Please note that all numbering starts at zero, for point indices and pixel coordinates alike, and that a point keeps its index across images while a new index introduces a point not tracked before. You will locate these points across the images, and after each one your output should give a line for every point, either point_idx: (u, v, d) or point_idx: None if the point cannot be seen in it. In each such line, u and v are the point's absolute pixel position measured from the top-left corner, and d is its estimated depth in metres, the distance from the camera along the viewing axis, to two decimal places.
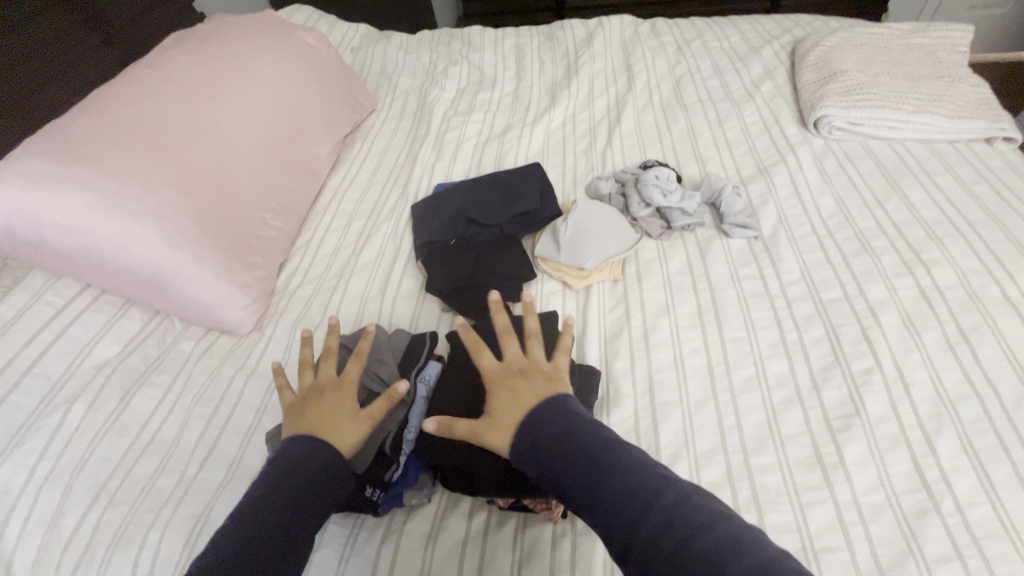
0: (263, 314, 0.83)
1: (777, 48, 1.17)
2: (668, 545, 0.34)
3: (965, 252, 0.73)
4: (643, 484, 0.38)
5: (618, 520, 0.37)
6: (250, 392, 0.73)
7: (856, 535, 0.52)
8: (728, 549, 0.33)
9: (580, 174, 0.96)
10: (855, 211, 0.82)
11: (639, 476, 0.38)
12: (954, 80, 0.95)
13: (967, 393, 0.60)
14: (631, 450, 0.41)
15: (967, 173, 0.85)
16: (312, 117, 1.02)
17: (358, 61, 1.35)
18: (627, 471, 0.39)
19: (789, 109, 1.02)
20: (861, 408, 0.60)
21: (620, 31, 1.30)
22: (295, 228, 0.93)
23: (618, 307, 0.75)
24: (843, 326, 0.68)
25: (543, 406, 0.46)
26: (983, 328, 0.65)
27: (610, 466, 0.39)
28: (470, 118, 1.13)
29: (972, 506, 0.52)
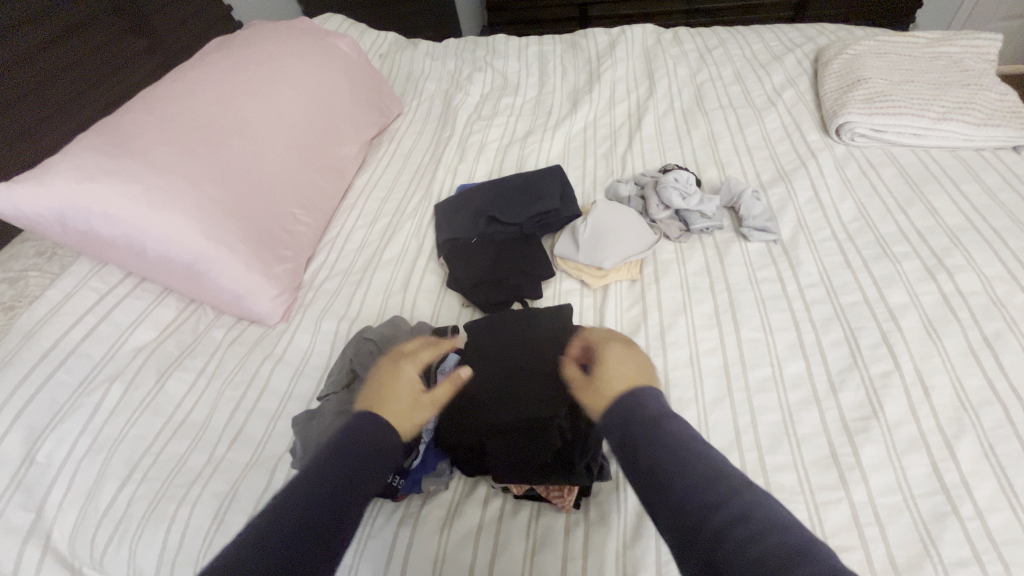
0: (291, 306, 0.86)
1: (800, 56, 1.18)
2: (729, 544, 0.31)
3: (990, 259, 0.73)
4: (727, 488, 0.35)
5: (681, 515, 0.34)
6: (277, 379, 0.76)
7: (871, 535, 0.52)
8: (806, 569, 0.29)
9: (600, 176, 0.98)
10: (877, 216, 0.82)
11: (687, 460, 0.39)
12: (981, 89, 0.94)
13: (989, 400, 0.60)
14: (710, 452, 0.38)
15: (993, 180, 0.84)
16: (341, 119, 1.05)
17: (386, 68, 1.40)
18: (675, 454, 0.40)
19: (810, 116, 1.02)
20: (878, 410, 0.60)
21: (642, 39, 1.32)
22: (322, 224, 0.97)
23: (635, 306, 0.76)
24: (862, 330, 0.68)
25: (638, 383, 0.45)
26: (1007, 335, 0.64)
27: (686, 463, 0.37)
28: (493, 123, 1.16)
29: (993, 512, 0.52)
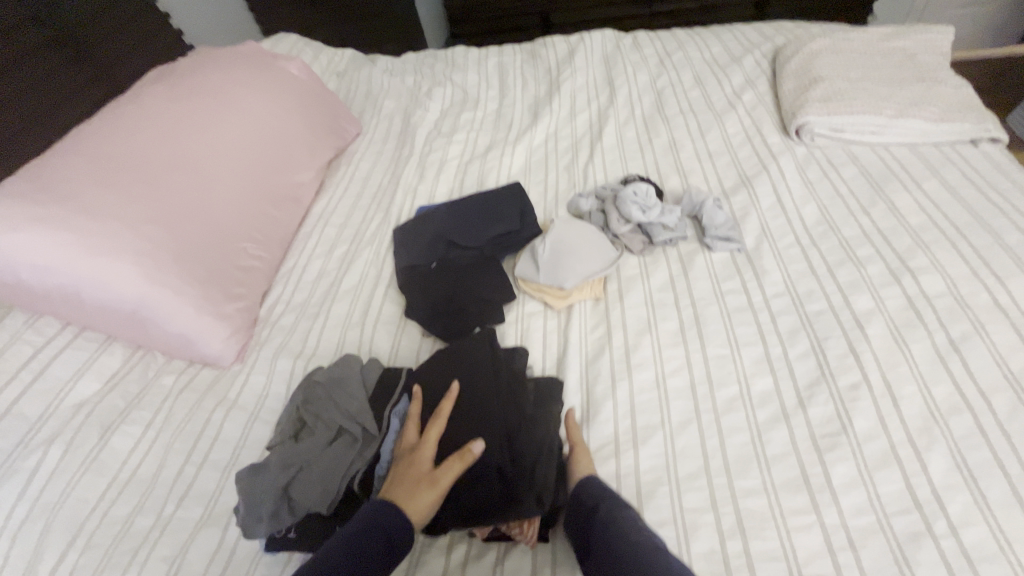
0: (245, 345, 0.82)
1: (758, 56, 1.17)
2: None
3: (953, 258, 0.72)
4: None
5: None
6: (230, 427, 0.72)
7: (845, 561, 0.50)
8: None
9: (562, 190, 0.95)
10: (840, 218, 0.80)
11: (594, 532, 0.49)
12: (936, 83, 0.94)
13: (958, 407, 0.58)
14: None
15: (953, 176, 0.84)
16: (293, 145, 1.02)
17: (343, 86, 1.36)
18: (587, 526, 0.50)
19: (771, 117, 1.01)
20: (848, 425, 0.58)
21: (601, 46, 1.30)
22: (278, 256, 0.93)
23: (600, 326, 0.73)
24: (829, 340, 0.66)
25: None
26: (973, 337, 0.63)
27: None
28: (453, 139, 1.13)
29: (967, 528, 0.50)
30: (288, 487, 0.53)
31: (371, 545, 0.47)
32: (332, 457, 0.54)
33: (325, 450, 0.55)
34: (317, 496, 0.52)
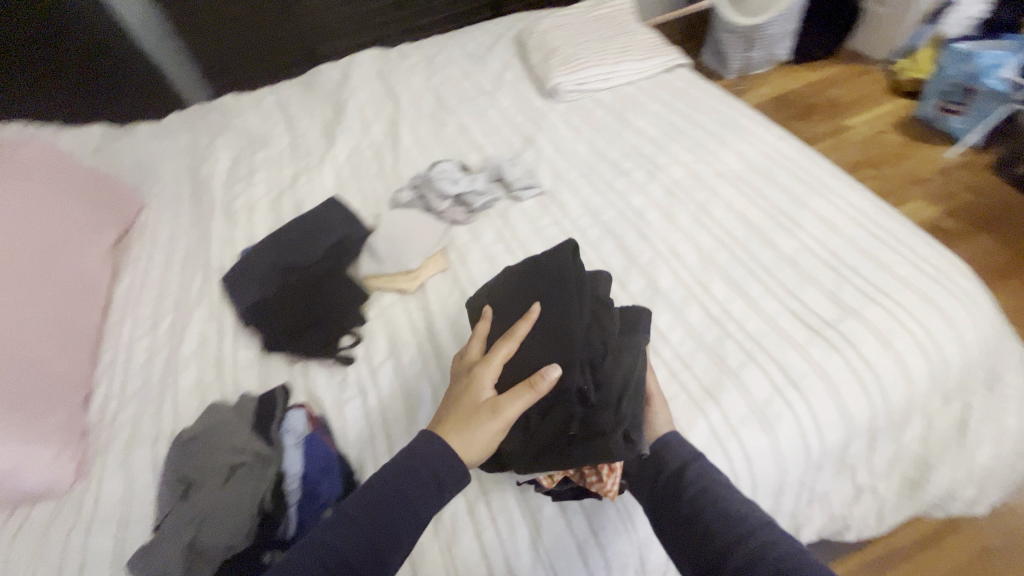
0: (85, 456, 0.71)
1: (506, 43, 1.36)
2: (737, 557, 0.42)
3: (684, 151, 0.95)
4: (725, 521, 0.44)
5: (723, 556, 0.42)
6: (98, 543, 0.62)
7: (685, 377, 0.65)
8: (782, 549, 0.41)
9: (380, 193, 1.01)
10: (606, 147, 1.00)
11: (686, 487, 0.48)
12: (633, 34, 1.21)
13: (718, 247, 0.79)
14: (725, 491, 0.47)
15: (667, 96, 1.10)
16: (64, 230, 0.89)
17: (102, 162, 1.22)
18: (677, 483, 0.49)
19: (532, 87, 1.20)
20: (657, 287, 0.75)
21: (371, 63, 1.38)
22: (88, 352, 0.82)
23: (454, 290, 0.81)
24: (626, 235, 0.83)
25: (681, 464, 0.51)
26: (712, 198, 0.86)
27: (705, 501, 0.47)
28: (255, 180, 1.10)
29: (746, 321, 0.69)
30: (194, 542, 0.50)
31: (397, 495, 0.47)
32: (234, 491, 0.53)
33: (219, 478, 0.51)
34: (227, 534, 0.50)
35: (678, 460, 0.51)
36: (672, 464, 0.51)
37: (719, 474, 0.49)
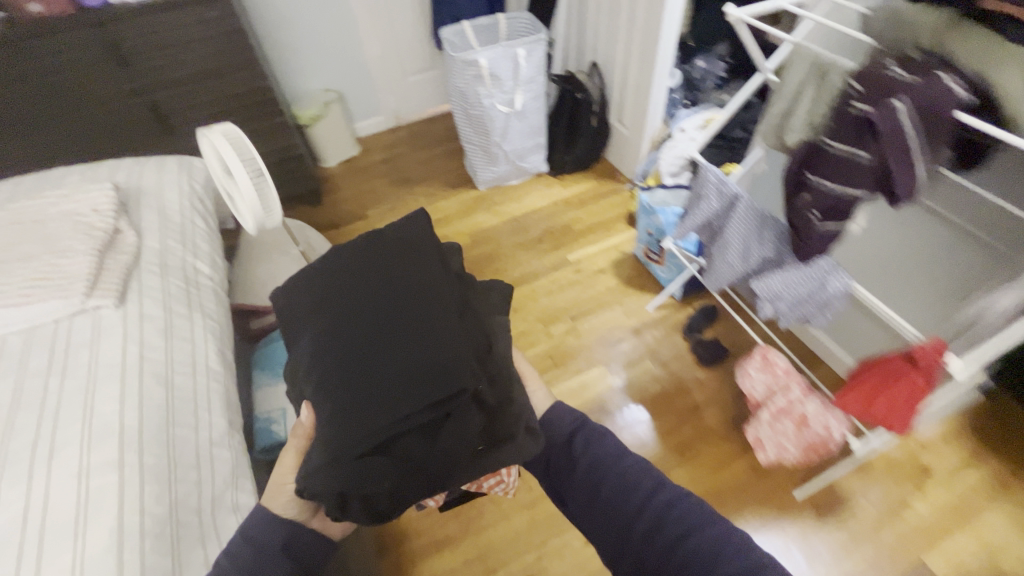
0: None
1: None
2: (655, 540, 0.50)
3: None
4: (615, 494, 0.55)
5: (632, 526, 0.53)
6: None
7: None
8: (695, 535, 0.49)
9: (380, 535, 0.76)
10: None
11: (577, 455, 0.61)
12: None
13: None
14: (621, 467, 0.58)
15: None
16: None
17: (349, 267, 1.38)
18: (572, 452, 0.62)
19: None
20: None
21: None
22: None
23: None
24: None
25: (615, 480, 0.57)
26: None
27: (613, 478, 0.57)
28: None
29: None
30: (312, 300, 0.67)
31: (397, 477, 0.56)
32: (406, 280, 0.65)
33: (338, 303, 0.65)
34: (400, 347, 0.59)
35: (568, 430, 0.65)
36: (560, 436, 0.64)
37: (609, 437, 0.62)
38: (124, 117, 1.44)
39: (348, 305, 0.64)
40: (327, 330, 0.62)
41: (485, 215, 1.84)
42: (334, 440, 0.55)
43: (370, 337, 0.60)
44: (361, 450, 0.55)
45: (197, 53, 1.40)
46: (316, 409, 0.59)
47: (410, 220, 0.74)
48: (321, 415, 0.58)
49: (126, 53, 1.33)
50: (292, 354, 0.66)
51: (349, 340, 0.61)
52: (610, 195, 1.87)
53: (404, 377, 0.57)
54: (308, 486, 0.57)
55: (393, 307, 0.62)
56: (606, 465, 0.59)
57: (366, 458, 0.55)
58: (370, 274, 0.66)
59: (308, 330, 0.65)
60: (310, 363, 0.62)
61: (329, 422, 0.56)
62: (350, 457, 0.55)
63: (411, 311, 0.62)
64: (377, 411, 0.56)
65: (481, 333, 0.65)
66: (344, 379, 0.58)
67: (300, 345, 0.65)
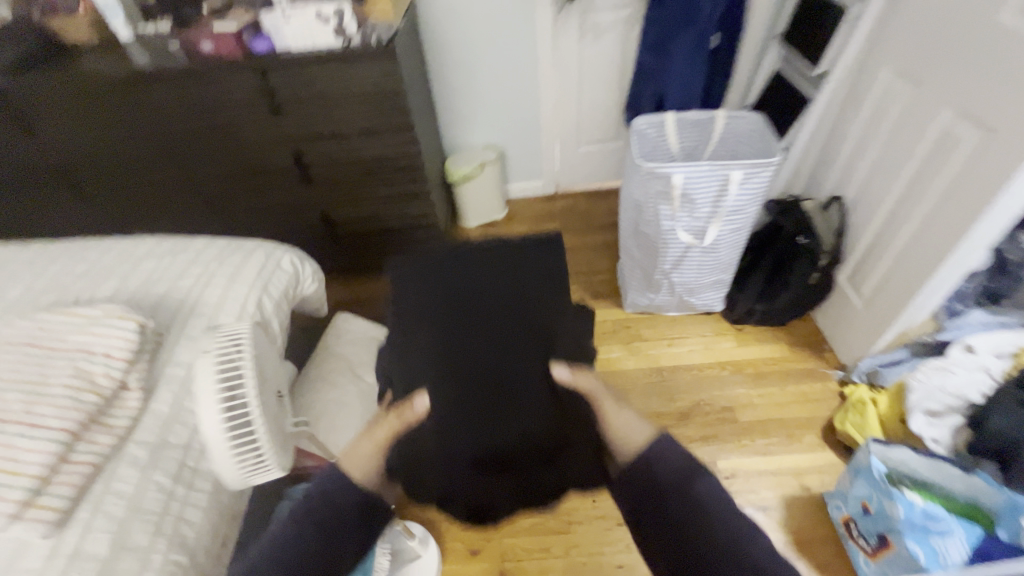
0: None
1: None
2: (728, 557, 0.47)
3: None
4: (699, 507, 0.50)
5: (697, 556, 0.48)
6: None
7: None
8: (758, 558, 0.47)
9: None
10: None
11: (662, 476, 0.54)
12: None
13: None
14: (700, 497, 0.51)
15: None
16: None
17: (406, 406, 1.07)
18: (656, 471, 0.54)
19: None
20: None
21: None
22: None
23: None
24: None
25: (698, 484, 0.52)
26: None
27: (685, 503, 0.51)
28: None
29: None
30: (440, 320, 0.80)
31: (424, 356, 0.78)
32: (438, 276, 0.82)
33: (420, 313, 0.81)
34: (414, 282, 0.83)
35: (652, 445, 0.56)
36: (645, 452, 0.56)
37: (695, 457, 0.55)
38: (269, 163, 1.35)
39: (440, 304, 0.80)
40: (422, 326, 0.80)
41: (622, 351, 1.43)
42: (414, 346, 0.80)
43: (456, 337, 0.77)
44: (489, 463, 0.75)
45: (348, 112, 1.24)
46: (431, 421, 0.74)
47: (541, 242, 0.85)
48: (446, 429, 0.74)
49: (279, 101, 1.21)
50: (405, 366, 0.80)
51: (452, 353, 0.76)
52: (815, 389, 1.30)
53: (533, 420, 0.74)
54: (439, 487, 0.78)
55: (482, 321, 0.78)
56: (679, 464, 0.54)
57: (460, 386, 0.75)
58: (467, 283, 0.81)
59: (423, 343, 0.79)
60: (429, 375, 0.76)
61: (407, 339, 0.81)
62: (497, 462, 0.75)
63: (507, 318, 0.78)
64: (512, 425, 0.75)
65: (560, 341, 0.79)
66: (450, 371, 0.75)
67: (413, 329, 0.80)
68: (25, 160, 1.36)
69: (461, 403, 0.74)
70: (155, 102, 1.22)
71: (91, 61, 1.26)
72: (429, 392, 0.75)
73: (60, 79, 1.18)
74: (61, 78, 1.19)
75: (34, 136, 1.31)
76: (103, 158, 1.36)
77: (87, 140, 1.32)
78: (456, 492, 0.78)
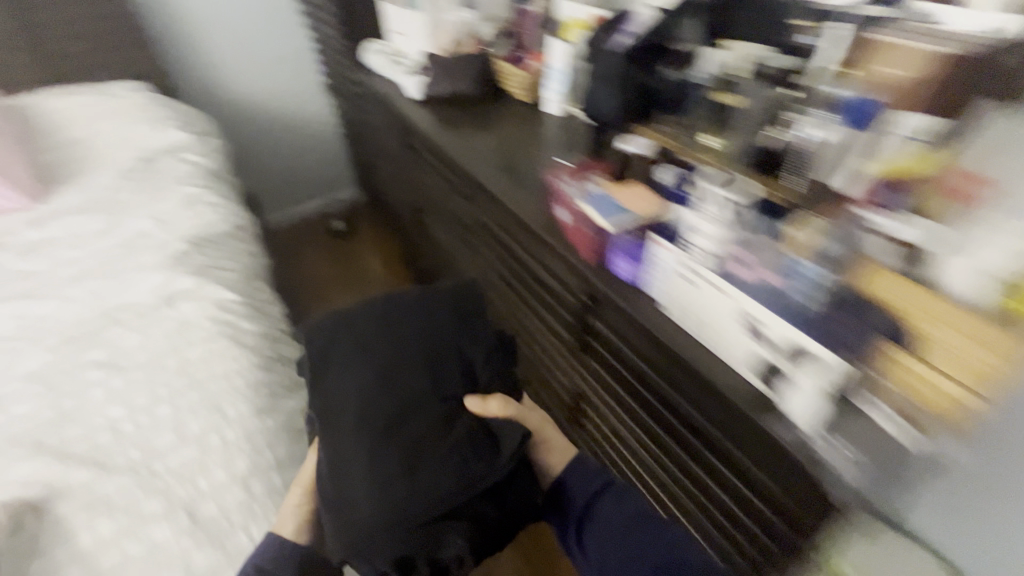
0: None
1: None
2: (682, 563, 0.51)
3: None
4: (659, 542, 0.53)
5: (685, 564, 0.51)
6: None
7: None
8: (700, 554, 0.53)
9: None
10: None
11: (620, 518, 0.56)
12: None
13: None
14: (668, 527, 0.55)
15: None
16: None
17: None
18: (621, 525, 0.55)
19: None
20: None
21: None
22: None
23: None
24: None
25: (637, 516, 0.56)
26: None
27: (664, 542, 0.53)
28: None
29: None
30: (354, 364, 0.55)
31: (346, 395, 0.54)
32: (413, 308, 0.59)
33: (360, 346, 0.56)
34: (333, 329, 0.58)
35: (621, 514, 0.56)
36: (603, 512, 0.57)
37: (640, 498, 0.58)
38: (546, 350, 0.88)
39: (365, 347, 0.56)
40: (360, 372, 0.54)
41: None
42: (329, 394, 0.54)
43: (395, 372, 0.54)
44: (428, 527, 0.48)
45: (686, 423, 0.62)
46: (353, 463, 0.50)
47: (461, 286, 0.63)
48: (381, 477, 0.49)
49: (599, 335, 0.70)
50: (316, 408, 0.54)
51: (381, 384, 0.54)
52: None
53: (459, 476, 0.50)
54: (361, 545, 0.47)
55: (428, 351, 0.57)
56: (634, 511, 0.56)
57: (382, 429, 0.51)
58: (404, 318, 0.58)
59: (348, 391, 0.54)
60: (347, 415, 0.52)
61: (327, 385, 0.55)
62: (422, 531, 0.48)
63: (438, 354, 0.57)
64: (449, 470, 0.50)
65: (511, 358, 0.62)
66: (387, 424, 0.51)
67: (339, 386, 0.55)
68: (402, 173, 1.28)
69: (406, 450, 0.50)
70: (489, 214, 0.89)
71: (483, 129, 0.97)
72: (346, 429, 0.52)
73: (440, 138, 0.95)
74: (443, 138, 0.96)
75: (412, 164, 1.18)
76: (440, 215, 1.15)
77: (437, 194, 1.11)
78: (389, 558, 0.47)
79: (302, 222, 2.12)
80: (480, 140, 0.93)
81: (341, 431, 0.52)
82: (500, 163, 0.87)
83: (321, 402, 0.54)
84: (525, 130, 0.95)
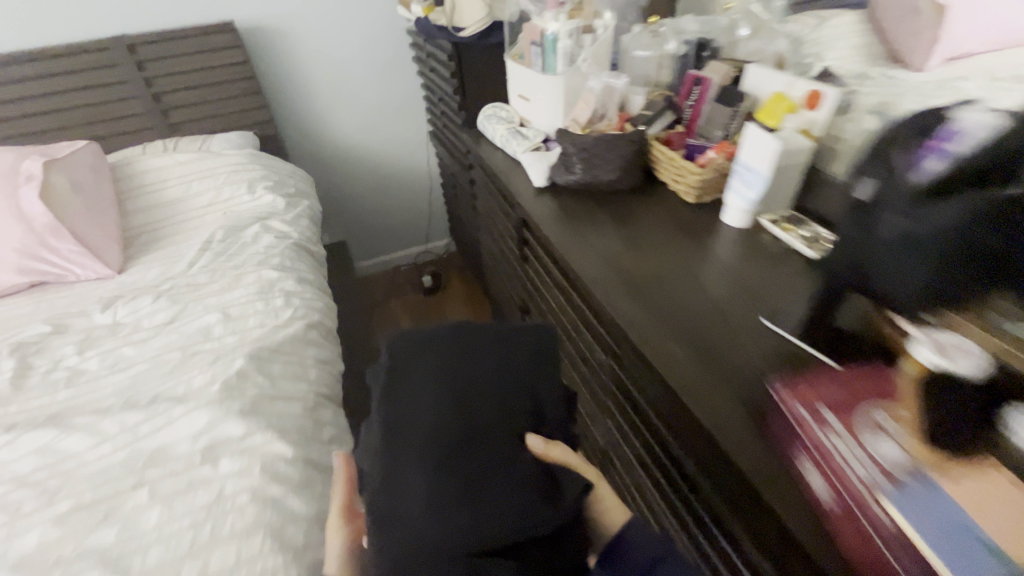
0: None
1: None
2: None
3: None
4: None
5: None
6: None
7: None
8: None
9: None
10: None
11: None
12: None
13: None
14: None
15: None
16: None
17: None
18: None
19: None
20: None
21: None
22: None
23: None
24: None
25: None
26: None
27: None
28: None
29: None
30: (417, 405, 0.41)
31: (417, 432, 0.39)
32: (508, 361, 0.44)
33: (403, 368, 0.43)
34: (435, 354, 0.44)
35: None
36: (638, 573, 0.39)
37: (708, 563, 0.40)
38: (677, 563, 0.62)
39: (447, 367, 0.43)
40: (427, 393, 0.41)
41: None
42: (400, 425, 0.40)
43: (454, 385, 0.42)
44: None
45: None
46: (406, 504, 0.36)
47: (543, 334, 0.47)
48: (428, 502, 0.36)
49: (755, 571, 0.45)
50: (381, 416, 0.41)
51: (445, 396, 0.41)
52: None
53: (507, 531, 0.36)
54: None
55: (496, 381, 0.43)
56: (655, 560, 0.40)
57: (452, 469, 0.38)
58: (484, 349, 0.44)
59: (421, 406, 0.41)
60: (408, 443, 0.39)
61: (405, 426, 0.40)
62: None
63: (497, 386, 0.43)
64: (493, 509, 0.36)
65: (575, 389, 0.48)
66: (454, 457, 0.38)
67: (414, 403, 0.41)
68: (502, 270, 1.08)
69: (460, 489, 0.37)
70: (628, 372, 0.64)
71: (620, 235, 0.74)
72: (385, 452, 0.39)
73: (569, 253, 0.72)
74: (572, 252, 0.72)
75: (520, 263, 0.96)
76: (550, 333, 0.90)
77: (552, 311, 0.86)
78: None
79: (392, 271, 2.00)
80: (625, 261, 0.69)
81: (408, 477, 0.37)
82: (655, 305, 0.61)
83: (388, 436, 0.40)
84: (682, 250, 0.69)
